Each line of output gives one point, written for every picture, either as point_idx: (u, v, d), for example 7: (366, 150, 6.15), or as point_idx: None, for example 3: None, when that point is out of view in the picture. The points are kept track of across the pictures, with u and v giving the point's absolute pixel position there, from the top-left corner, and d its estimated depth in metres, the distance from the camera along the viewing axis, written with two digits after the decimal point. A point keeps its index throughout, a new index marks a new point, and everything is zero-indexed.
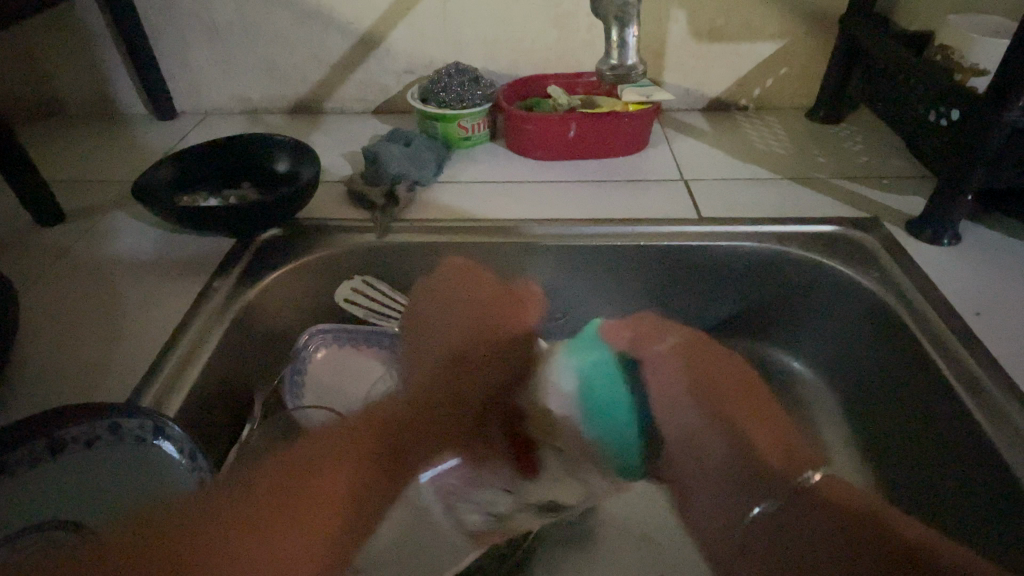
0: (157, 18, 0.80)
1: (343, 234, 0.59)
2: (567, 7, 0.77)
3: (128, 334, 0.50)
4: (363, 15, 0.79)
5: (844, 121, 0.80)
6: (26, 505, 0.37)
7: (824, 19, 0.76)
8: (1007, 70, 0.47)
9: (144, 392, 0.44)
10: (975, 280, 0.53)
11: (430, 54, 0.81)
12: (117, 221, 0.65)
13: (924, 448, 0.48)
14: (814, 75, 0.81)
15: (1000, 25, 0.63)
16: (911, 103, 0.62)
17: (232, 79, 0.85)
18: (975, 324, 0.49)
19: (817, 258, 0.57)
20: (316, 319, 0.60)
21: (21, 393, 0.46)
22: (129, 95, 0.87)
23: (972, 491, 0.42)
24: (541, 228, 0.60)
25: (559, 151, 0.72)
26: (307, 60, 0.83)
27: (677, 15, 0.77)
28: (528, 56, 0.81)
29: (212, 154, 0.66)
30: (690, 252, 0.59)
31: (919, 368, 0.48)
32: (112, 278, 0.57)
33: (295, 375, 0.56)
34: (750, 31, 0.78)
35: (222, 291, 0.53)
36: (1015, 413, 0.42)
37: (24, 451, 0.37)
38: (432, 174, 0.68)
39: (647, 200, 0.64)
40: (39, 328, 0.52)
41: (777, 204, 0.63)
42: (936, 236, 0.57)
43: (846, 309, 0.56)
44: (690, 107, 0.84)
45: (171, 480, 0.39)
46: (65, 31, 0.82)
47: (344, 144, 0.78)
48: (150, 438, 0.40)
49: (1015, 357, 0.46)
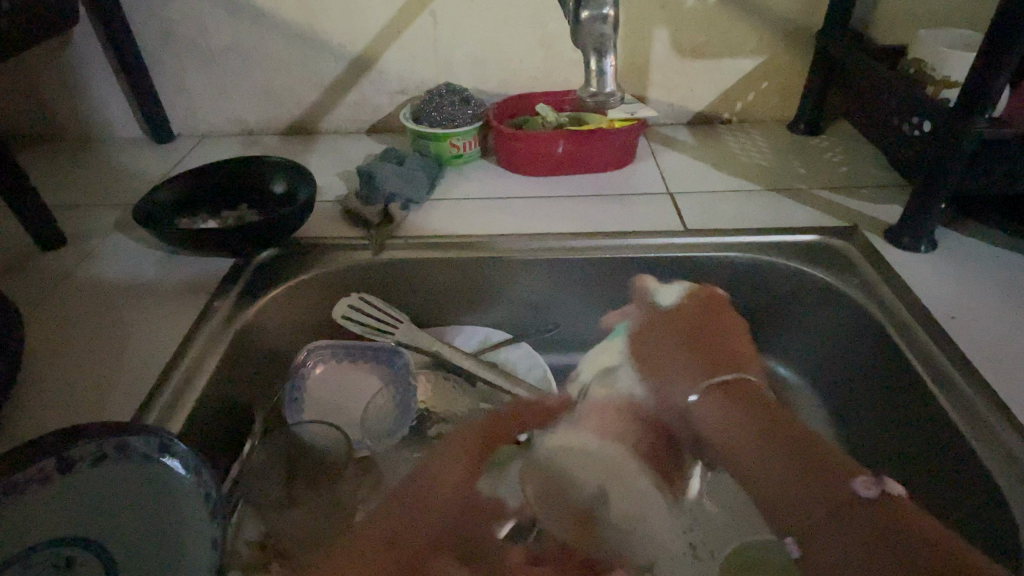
0: (155, 45, 0.82)
1: (339, 252, 0.61)
2: (554, 28, 0.79)
3: (134, 353, 0.52)
4: (356, 38, 0.81)
5: (823, 132, 0.83)
6: (39, 526, 0.36)
7: (801, 37, 0.79)
8: (970, 90, 0.49)
9: (146, 412, 0.45)
10: (950, 284, 0.56)
11: (422, 74, 0.83)
12: (119, 244, 0.67)
13: (910, 441, 0.49)
14: (794, 87, 0.83)
15: (969, 39, 0.65)
16: (886, 115, 0.64)
17: (229, 104, 0.87)
18: (949, 326, 0.51)
19: (798, 268, 0.59)
20: (315, 334, 0.62)
21: (23, 415, 0.47)
22: (125, 120, 0.89)
23: (946, 483, 0.45)
24: (531, 242, 0.62)
25: (548, 168, 0.74)
26: (301, 82, 0.85)
27: (660, 33, 0.79)
28: (517, 76, 0.83)
29: (209, 179, 0.67)
30: (676, 260, 0.61)
31: (898, 367, 0.50)
32: (114, 298, 0.59)
33: (295, 392, 0.58)
34: (731, 47, 0.80)
35: (223, 311, 0.54)
36: (990, 413, 0.43)
37: (33, 471, 0.36)
38: (426, 192, 0.69)
39: (636, 212, 0.67)
40: (41, 349, 0.53)
41: (760, 214, 0.65)
42: (914, 242, 0.59)
43: (828, 312, 0.58)
44: (675, 121, 0.87)
45: (184, 495, 0.41)
46: (64, 59, 0.83)
47: (338, 164, 0.80)
48: (157, 455, 0.41)
49: (988, 360, 0.48)
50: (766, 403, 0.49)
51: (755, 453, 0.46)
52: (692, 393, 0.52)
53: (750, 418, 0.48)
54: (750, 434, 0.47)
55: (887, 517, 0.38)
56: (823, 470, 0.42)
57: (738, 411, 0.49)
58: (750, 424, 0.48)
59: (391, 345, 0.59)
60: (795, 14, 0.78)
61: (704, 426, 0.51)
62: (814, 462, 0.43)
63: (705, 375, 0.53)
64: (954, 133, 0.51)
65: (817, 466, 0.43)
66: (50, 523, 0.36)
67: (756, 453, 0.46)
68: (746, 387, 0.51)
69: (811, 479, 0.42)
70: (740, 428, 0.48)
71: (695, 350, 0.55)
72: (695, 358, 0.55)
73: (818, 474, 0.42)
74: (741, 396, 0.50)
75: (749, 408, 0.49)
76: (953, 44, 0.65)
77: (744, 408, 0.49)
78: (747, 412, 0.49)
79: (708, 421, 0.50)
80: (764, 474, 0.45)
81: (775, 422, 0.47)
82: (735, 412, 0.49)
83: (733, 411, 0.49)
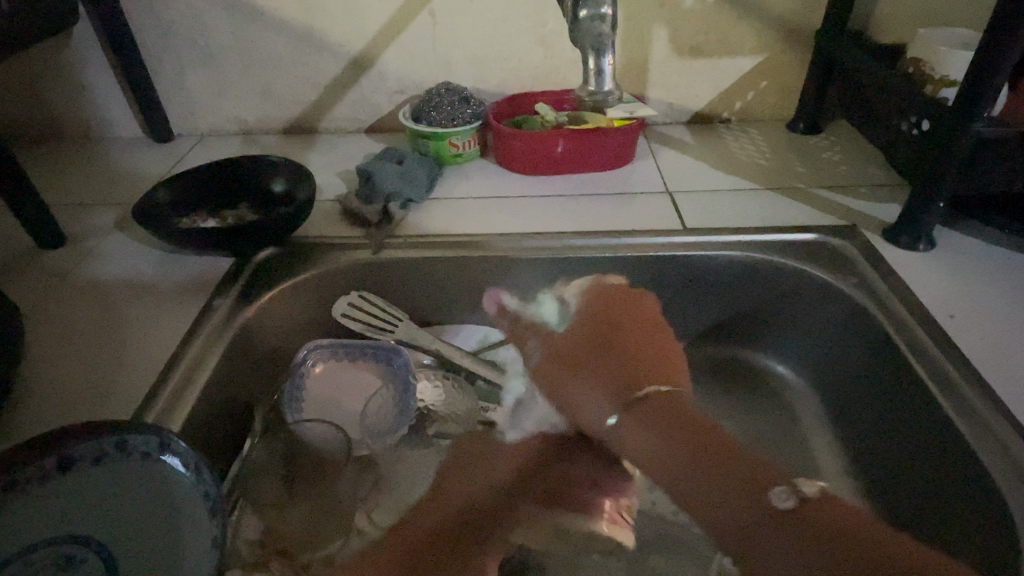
0: (155, 45, 0.82)
1: (339, 250, 0.61)
2: (553, 27, 0.79)
3: (134, 352, 0.52)
4: (355, 38, 0.81)
5: (822, 131, 0.83)
6: (41, 522, 0.36)
7: (800, 36, 0.79)
8: (969, 89, 0.49)
9: (146, 411, 0.46)
10: (949, 282, 0.56)
11: (421, 74, 0.84)
12: (118, 243, 0.67)
13: (908, 440, 0.49)
14: (793, 86, 0.83)
15: (969, 38, 0.66)
16: (885, 114, 0.65)
17: (229, 104, 0.87)
18: (948, 325, 0.51)
19: (797, 266, 0.59)
20: (314, 333, 0.62)
21: (23, 414, 0.47)
22: (125, 119, 0.89)
23: (943, 481, 0.45)
24: (530, 241, 0.62)
25: (547, 167, 0.74)
26: (300, 82, 0.85)
27: (659, 33, 0.79)
28: (516, 75, 0.84)
29: (207, 178, 0.67)
30: (675, 259, 0.61)
31: (897, 366, 0.50)
32: (114, 297, 0.59)
33: (294, 390, 0.57)
34: (730, 46, 0.80)
35: (223, 310, 0.54)
36: (987, 412, 0.44)
37: (35, 468, 0.37)
38: (425, 192, 0.69)
39: (635, 210, 0.67)
40: (41, 348, 0.53)
41: (759, 213, 0.65)
42: (913, 241, 0.60)
43: (826, 311, 0.58)
44: (674, 120, 0.87)
45: (182, 491, 0.42)
46: (64, 58, 0.84)
47: (338, 163, 0.80)
48: (156, 454, 0.41)
49: (986, 359, 0.48)
50: (678, 405, 0.46)
51: (685, 455, 0.42)
52: (610, 415, 0.48)
53: (662, 422, 0.45)
54: (671, 445, 0.43)
55: (827, 521, 0.35)
56: (737, 463, 0.40)
57: (654, 419, 0.45)
58: (667, 432, 0.44)
59: (390, 344, 0.59)
60: (795, 14, 0.78)
61: (624, 445, 0.47)
62: (722, 465, 0.40)
63: (627, 390, 0.48)
64: (949, 131, 0.52)
65: (729, 469, 0.40)
66: (52, 521, 0.37)
67: (659, 455, 0.44)
68: (668, 400, 0.46)
69: (721, 481, 0.40)
70: (662, 434, 0.44)
71: (603, 370, 0.50)
72: (613, 375, 0.49)
73: (715, 472, 0.40)
74: (658, 412, 0.45)
75: (675, 416, 0.45)
76: (952, 43, 0.65)
77: (661, 423, 0.44)
78: (666, 416, 0.45)
79: (628, 441, 0.46)
80: (677, 475, 0.42)
81: (689, 426, 0.44)
82: (656, 428, 0.45)
83: (651, 418, 0.45)
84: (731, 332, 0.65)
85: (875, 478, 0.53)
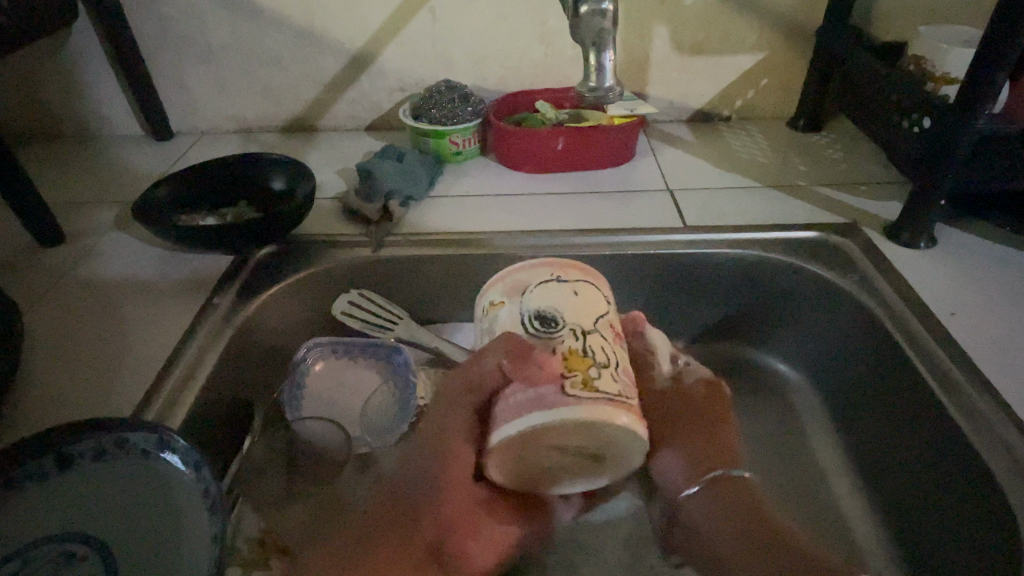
0: (155, 43, 0.82)
1: (338, 248, 0.61)
2: (553, 25, 0.79)
3: (133, 349, 0.52)
4: (355, 36, 0.81)
5: (823, 129, 0.83)
6: (40, 519, 0.38)
7: (801, 33, 0.79)
8: (969, 86, 0.49)
9: (146, 409, 0.46)
10: (950, 280, 0.56)
11: (421, 72, 0.83)
12: (118, 241, 0.67)
13: (910, 438, 0.49)
14: (794, 83, 0.83)
15: (970, 35, 0.65)
16: (886, 111, 0.64)
17: (229, 102, 0.87)
18: (949, 323, 0.51)
19: (798, 264, 0.59)
20: (314, 331, 0.62)
21: (22, 412, 0.47)
22: (124, 117, 0.89)
23: (944, 480, 0.45)
24: (530, 240, 0.62)
25: (547, 165, 0.74)
26: (300, 80, 0.85)
27: (660, 30, 0.79)
28: (516, 73, 0.83)
29: (207, 176, 0.67)
30: (676, 258, 0.61)
31: (898, 364, 0.50)
32: (113, 295, 0.59)
33: (295, 390, 0.57)
34: (730, 44, 0.80)
35: (223, 308, 0.54)
36: (990, 412, 0.43)
37: (35, 466, 0.38)
38: (425, 190, 0.69)
39: (635, 209, 0.67)
40: (40, 346, 0.53)
41: (760, 211, 0.65)
42: (914, 239, 0.59)
43: (827, 309, 0.58)
44: (675, 118, 0.87)
45: (182, 491, 0.40)
46: (63, 55, 0.83)
47: (338, 161, 0.80)
48: (156, 451, 0.40)
49: (988, 357, 0.48)
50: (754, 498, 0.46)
51: (736, 550, 0.44)
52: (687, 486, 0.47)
53: (732, 510, 0.45)
54: (739, 534, 0.44)
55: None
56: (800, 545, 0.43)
57: (733, 504, 0.46)
58: (732, 522, 0.44)
59: (390, 342, 0.59)
60: (796, 11, 0.78)
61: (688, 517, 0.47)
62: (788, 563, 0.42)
63: (705, 464, 0.48)
64: (951, 129, 0.52)
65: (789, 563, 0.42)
66: (55, 517, 0.38)
67: (725, 543, 0.44)
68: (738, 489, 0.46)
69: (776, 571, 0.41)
70: (725, 521, 0.45)
71: (691, 446, 0.49)
72: (697, 451, 0.49)
73: (791, 575, 0.41)
74: (731, 498, 0.46)
75: (749, 508, 0.45)
76: (954, 40, 0.65)
77: (727, 509, 0.45)
78: (742, 508, 0.45)
79: (695, 515, 0.47)
80: (733, 564, 0.43)
81: (762, 518, 0.45)
82: (724, 514, 0.45)
83: (720, 503, 0.46)
84: (732, 330, 0.65)
85: (876, 476, 0.53)
